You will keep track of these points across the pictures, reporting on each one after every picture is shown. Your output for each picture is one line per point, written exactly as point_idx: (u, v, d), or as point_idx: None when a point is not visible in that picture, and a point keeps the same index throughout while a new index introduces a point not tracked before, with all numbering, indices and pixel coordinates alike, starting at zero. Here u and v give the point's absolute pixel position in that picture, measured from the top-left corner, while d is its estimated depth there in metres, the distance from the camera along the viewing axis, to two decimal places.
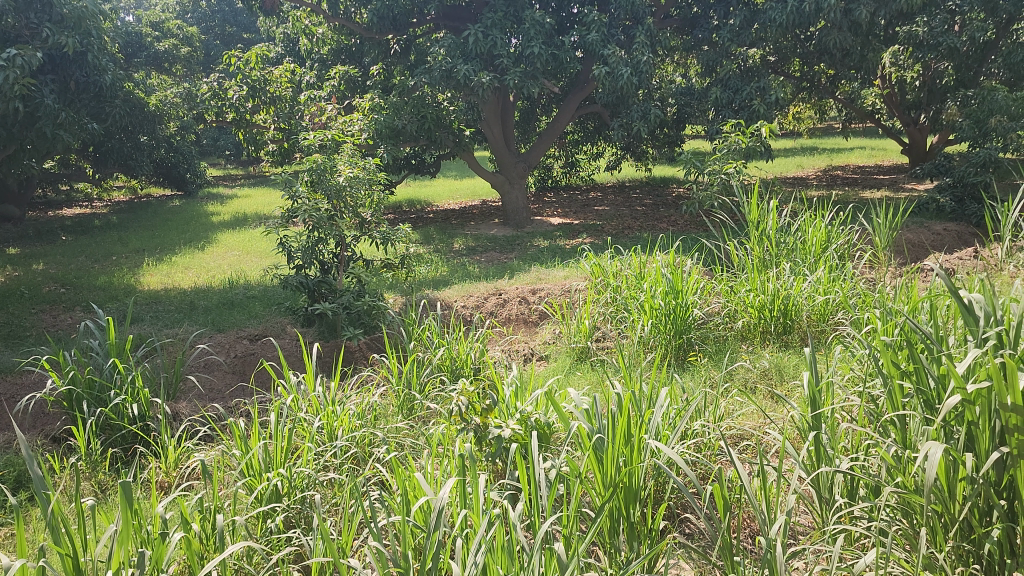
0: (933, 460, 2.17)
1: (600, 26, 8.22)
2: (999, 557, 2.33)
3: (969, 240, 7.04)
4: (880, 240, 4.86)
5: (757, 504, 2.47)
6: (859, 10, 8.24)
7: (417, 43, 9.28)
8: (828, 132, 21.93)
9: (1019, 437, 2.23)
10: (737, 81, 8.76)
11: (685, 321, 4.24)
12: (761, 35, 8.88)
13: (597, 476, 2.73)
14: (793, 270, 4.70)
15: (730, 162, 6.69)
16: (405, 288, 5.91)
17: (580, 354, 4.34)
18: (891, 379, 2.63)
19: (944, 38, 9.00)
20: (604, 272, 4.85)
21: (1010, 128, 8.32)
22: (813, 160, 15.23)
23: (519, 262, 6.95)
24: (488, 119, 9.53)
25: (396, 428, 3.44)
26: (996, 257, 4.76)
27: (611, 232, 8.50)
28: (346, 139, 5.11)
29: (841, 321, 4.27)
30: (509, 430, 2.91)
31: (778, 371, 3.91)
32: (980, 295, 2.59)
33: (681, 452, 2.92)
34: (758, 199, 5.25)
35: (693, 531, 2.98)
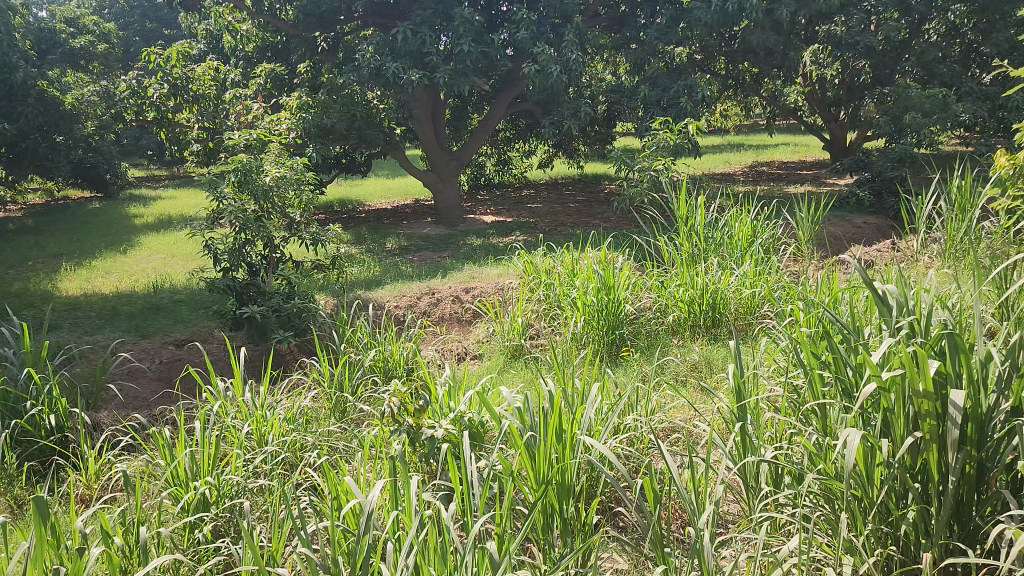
0: (851, 447, 2.25)
1: (528, 24, 8.26)
2: (914, 538, 2.42)
3: (888, 232, 7.30)
4: (804, 233, 5.00)
5: (686, 496, 2.52)
6: (780, 10, 8.46)
7: (345, 40, 9.16)
8: (754, 129, 22.44)
9: (932, 423, 2.32)
10: (665, 80, 8.90)
11: (617, 316, 4.31)
12: (687, 34, 9.05)
13: (529, 473, 2.75)
14: (721, 265, 4.79)
15: (659, 159, 6.80)
16: (336, 289, 5.83)
17: (513, 351, 4.34)
18: (811, 369, 2.71)
19: (861, 37, 9.30)
20: (537, 270, 4.87)
21: (923, 124, 8.69)
22: (740, 156, 15.57)
23: (451, 261, 6.92)
24: (419, 117, 9.46)
25: (329, 431, 3.40)
26: (912, 248, 4.95)
27: (545, 229, 8.55)
28: (272, 138, 5.01)
29: (768, 314, 4.38)
30: (442, 431, 2.91)
31: (708, 363, 3.99)
32: (893, 286, 2.69)
33: (612, 447, 2.96)
34: (686, 194, 5.33)
35: (625, 524, 3.02)
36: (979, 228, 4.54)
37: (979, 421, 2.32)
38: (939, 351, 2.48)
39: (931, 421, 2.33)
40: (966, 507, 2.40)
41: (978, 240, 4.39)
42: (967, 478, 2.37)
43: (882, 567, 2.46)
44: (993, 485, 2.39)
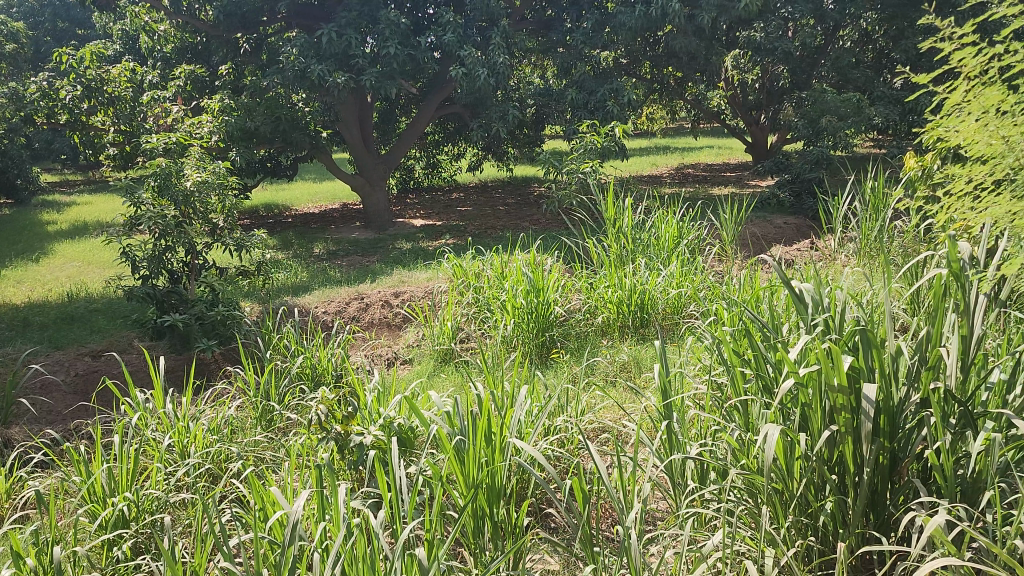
0: (770, 441, 2.31)
1: (455, 27, 8.26)
2: (833, 528, 2.50)
3: (807, 232, 7.55)
4: (728, 234, 5.12)
5: (614, 494, 2.54)
6: (701, 16, 8.66)
7: (269, 41, 8.99)
8: (679, 132, 22.94)
9: (847, 416, 2.41)
10: (592, 83, 9.00)
11: (547, 318, 4.34)
12: (612, 38, 9.18)
13: (459, 477, 2.74)
14: (648, 266, 4.86)
15: (586, 161, 6.88)
16: (262, 296, 5.73)
17: (443, 355, 4.32)
18: (733, 367, 2.78)
19: (779, 43, 9.57)
20: (466, 273, 4.86)
21: (839, 127, 9.01)
22: (667, 158, 15.86)
23: (380, 265, 6.86)
24: (347, 120, 9.34)
25: (255, 441, 3.33)
26: (828, 247, 5.11)
27: (474, 232, 8.57)
28: (192, 141, 4.89)
29: (694, 313, 4.46)
30: (371, 437, 2.88)
31: (636, 363, 4.04)
32: (808, 284, 2.79)
33: (542, 449, 2.97)
34: (613, 196, 5.39)
35: (556, 525, 3.03)
36: (891, 228, 4.72)
37: (891, 413, 2.42)
38: (852, 346, 2.58)
39: (846, 415, 2.42)
40: (880, 496, 2.50)
41: (890, 239, 4.57)
42: (881, 469, 2.46)
43: (803, 557, 2.53)
44: (905, 474, 2.49)
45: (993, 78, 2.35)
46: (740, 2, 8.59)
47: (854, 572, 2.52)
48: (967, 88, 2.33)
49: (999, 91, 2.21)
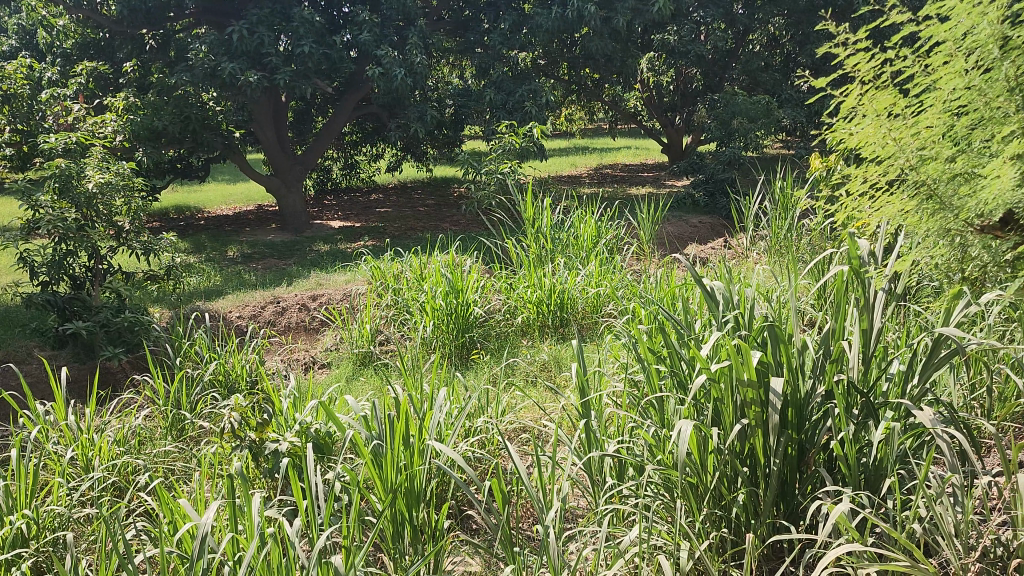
0: (682, 436, 2.36)
1: (371, 26, 8.17)
2: (745, 518, 2.56)
3: (721, 231, 7.73)
4: (645, 232, 5.21)
5: (533, 494, 2.55)
6: (617, 19, 8.80)
7: (176, 38, 8.72)
8: (596, 133, 23.28)
9: (756, 409, 2.49)
10: (510, 84, 9.06)
11: (467, 319, 4.34)
12: (529, 39, 9.24)
13: (377, 482, 2.70)
14: (567, 266, 4.89)
15: (505, 162, 6.91)
16: (172, 301, 5.54)
17: (362, 358, 4.27)
18: (648, 364, 2.83)
19: (692, 46, 9.81)
20: (385, 274, 4.81)
21: (749, 129, 9.29)
22: (586, 159, 16.04)
23: (296, 268, 6.73)
24: (262, 120, 9.13)
25: (164, 452, 3.22)
26: (741, 245, 5.25)
27: (394, 233, 8.49)
28: (94, 141, 4.70)
29: (612, 312, 4.51)
30: (287, 443, 2.82)
31: (556, 362, 4.06)
32: (719, 282, 2.86)
33: (462, 450, 2.96)
34: (532, 196, 5.41)
35: (476, 526, 3.02)
36: (799, 226, 4.88)
37: (799, 405, 2.51)
38: (761, 342, 2.66)
39: (756, 409, 2.49)
40: (790, 486, 2.57)
41: (798, 237, 4.72)
42: (789, 460, 2.55)
43: (717, 549, 2.58)
44: (812, 464, 2.58)
45: (884, 82, 2.47)
46: (653, 6, 8.77)
47: (765, 561, 2.59)
48: (860, 92, 2.44)
49: (890, 95, 2.33)
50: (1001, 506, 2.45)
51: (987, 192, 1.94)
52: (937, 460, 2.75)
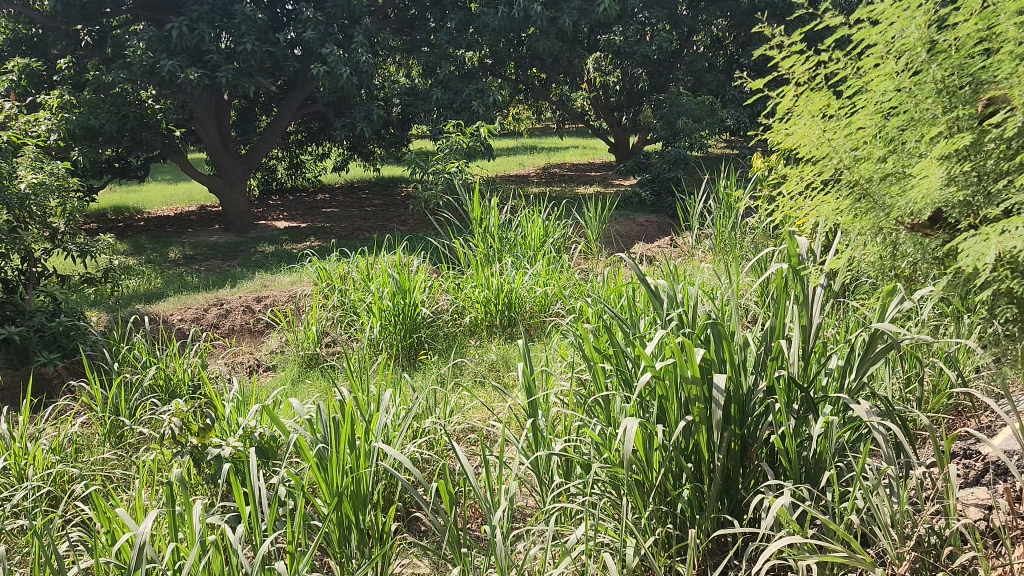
0: (628, 433, 2.38)
1: (315, 24, 8.08)
2: (690, 514, 2.59)
3: (667, 230, 7.83)
4: (592, 232, 5.23)
5: (481, 494, 2.54)
6: (563, 19, 8.87)
7: (113, 35, 8.51)
8: (544, 132, 23.39)
9: (700, 406, 2.52)
10: (457, 83, 9.05)
11: (414, 320, 4.33)
12: (476, 38, 9.25)
13: (322, 485, 2.66)
14: (515, 265, 4.89)
15: (452, 162, 6.90)
16: (110, 304, 5.40)
17: (308, 360, 4.22)
18: (594, 363, 2.85)
19: (638, 47, 9.93)
20: (331, 275, 4.77)
21: (694, 129, 9.43)
22: (533, 158, 16.11)
23: (241, 270, 6.62)
24: (204, 119, 8.96)
25: (101, 459, 3.14)
26: (686, 244, 5.32)
27: (341, 234, 8.41)
28: (26, 140, 4.57)
29: (560, 311, 4.53)
30: (229, 448, 2.76)
31: (504, 361, 4.07)
32: (662, 280, 2.90)
33: (408, 452, 2.94)
34: (479, 196, 5.40)
35: (423, 527, 3.01)
36: (742, 224, 4.96)
37: (740, 401, 2.56)
38: (704, 339, 2.70)
39: (699, 406, 2.52)
40: (733, 481, 2.61)
41: (740, 236, 4.80)
42: (732, 455, 2.59)
43: (663, 544, 2.61)
44: (755, 459, 2.62)
45: (819, 83, 2.51)
46: (599, 7, 8.85)
47: (710, 555, 2.62)
48: (795, 93, 2.48)
49: (824, 97, 2.36)
50: (933, 496, 2.52)
51: (915, 192, 1.98)
52: (874, 452, 2.82)
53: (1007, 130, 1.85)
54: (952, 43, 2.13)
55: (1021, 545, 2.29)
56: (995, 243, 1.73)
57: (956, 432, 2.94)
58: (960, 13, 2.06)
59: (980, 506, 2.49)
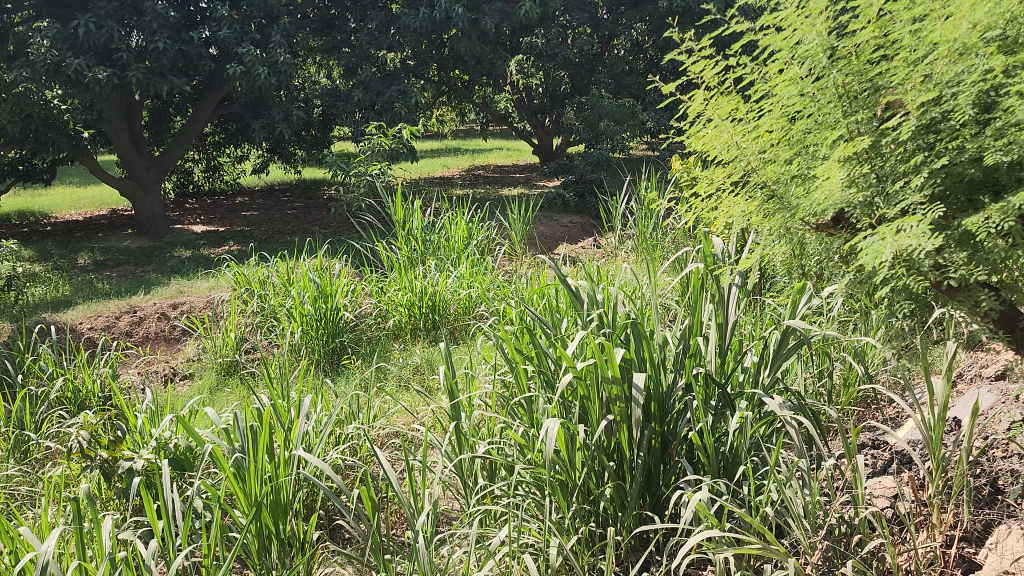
0: (551, 434, 2.38)
1: (231, 23, 7.89)
2: (613, 512, 2.62)
3: (591, 230, 7.93)
4: (515, 233, 5.25)
5: (404, 499, 2.51)
6: (484, 21, 8.90)
7: (14, 31, 8.13)
8: (469, 134, 23.43)
9: (620, 405, 2.56)
10: (378, 84, 8.98)
11: (336, 324, 4.27)
12: (398, 39, 9.20)
13: (240, 496, 2.59)
14: (438, 268, 4.87)
15: (374, 163, 6.83)
16: (12, 314, 5.16)
17: (227, 368, 4.12)
18: (516, 364, 2.85)
19: (559, 50, 10.04)
20: (249, 280, 4.66)
21: (615, 131, 9.57)
22: (459, 160, 16.09)
23: (155, 275, 6.41)
24: (114, 119, 8.62)
25: (5, 477, 2.99)
26: (608, 244, 5.38)
27: (260, 237, 8.24)
28: None
29: (484, 313, 4.53)
30: (142, 461, 2.67)
31: (429, 364, 4.05)
32: (582, 281, 2.93)
33: (329, 458, 2.88)
34: (401, 198, 5.34)
35: (347, 535, 2.96)
36: (662, 225, 5.05)
37: (659, 398, 2.60)
38: (623, 339, 2.73)
39: (620, 404, 2.55)
40: (654, 478, 2.66)
41: (659, 237, 4.88)
42: (653, 452, 2.63)
43: (586, 543, 2.62)
44: (674, 455, 2.67)
45: (728, 88, 2.56)
46: (520, 9, 8.91)
47: (632, 551, 2.65)
48: (704, 97, 2.53)
49: (732, 101, 2.41)
50: (843, 486, 2.61)
51: (819, 195, 2.03)
52: (787, 445, 2.91)
53: (903, 133, 1.92)
54: (850, 49, 2.18)
55: (924, 530, 2.40)
56: (891, 243, 1.80)
57: (864, 424, 3.06)
58: (858, 20, 2.12)
59: (886, 495, 2.59)
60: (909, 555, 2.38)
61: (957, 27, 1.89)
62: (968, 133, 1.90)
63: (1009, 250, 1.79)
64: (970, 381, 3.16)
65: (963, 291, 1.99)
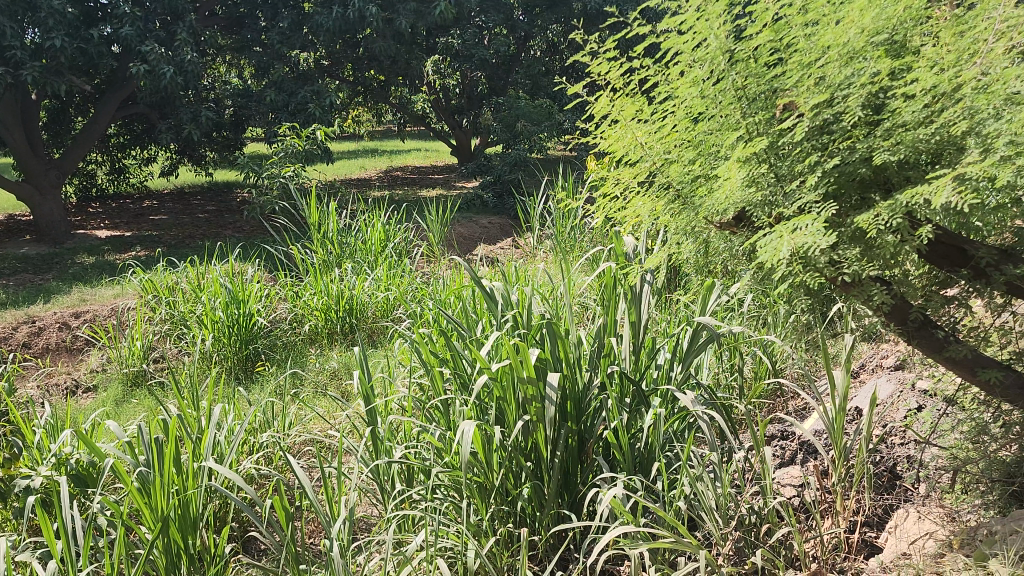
0: (467, 435, 2.36)
1: (133, 20, 7.62)
2: (532, 512, 2.62)
3: (510, 231, 7.97)
4: (433, 235, 5.22)
5: (319, 507, 2.46)
6: (399, 21, 8.86)
7: None
8: (387, 135, 23.26)
9: (536, 405, 2.56)
10: (291, 84, 8.82)
11: (250, 330, 4.17)
12: (311, 38, 9.06)
13: (146, 511, 2.49)
14: (355, 270, 4.80)
15: (288, 165, 6.70)
16: None
17: (134, 378, 3.98)
18: (432, 367, 2.83)
19: (476, 50, 10.16)
20: (157, 287, 4.51)
21: (532, 132, 9.63)
22: (377, 160, 15.94)
23: (55, 283, 6.14)
24: (8, 121, 8.18)
25: None
26: (527, 244, 5.41)
27: (169, 242, 7.99)
28: None
29: (402, 316, 4.49)
30: (39, 478, 2.53)
31: (346, 369, 4.00)
32: (497, 282, 2.92)
33: (241, 469, 2.80)
34: (315, 200, 5.25)
35: (261, 547, 2.89)
36: (578, 225, 5.11)
37: (575, 398, 2.63)
38: (539, 339, 2.75)
39: (536, 404, 2.56)
40: (572, 476, 2.67)
41: (575, 238, 4.93)
42: (569, 451, 2.65)
43: (505, 545, 2.62)
44: (591, 453, 2.69)
45: (632, 89, 2.60)
46: (434, 9, 8.90)
47: (550, 550, 2.66)
48: (610, 98, 2.54)
49: (636, 102, 2.43)
50: (753, 478, 2.68)
51: (721, 194, 2.07)
52: (700, 439, 2.98)
53: (797, 134, 1.98)
54: (749, 52, 2.23)
55: (829, 516, 2.48)
56: (788, 240, 1.86)
57: (773, 416, 3.15)
58: (755, 23, 2.18)
59: (793, 484, 2.68)
60: (814, 542, 2.45)
61: (846, 31, 1.98)
62: (858, 134, 1.99)
63: (898, 246, 1.88)
64: (871, 371, 3.29)
65: (857, 286, 2.07)
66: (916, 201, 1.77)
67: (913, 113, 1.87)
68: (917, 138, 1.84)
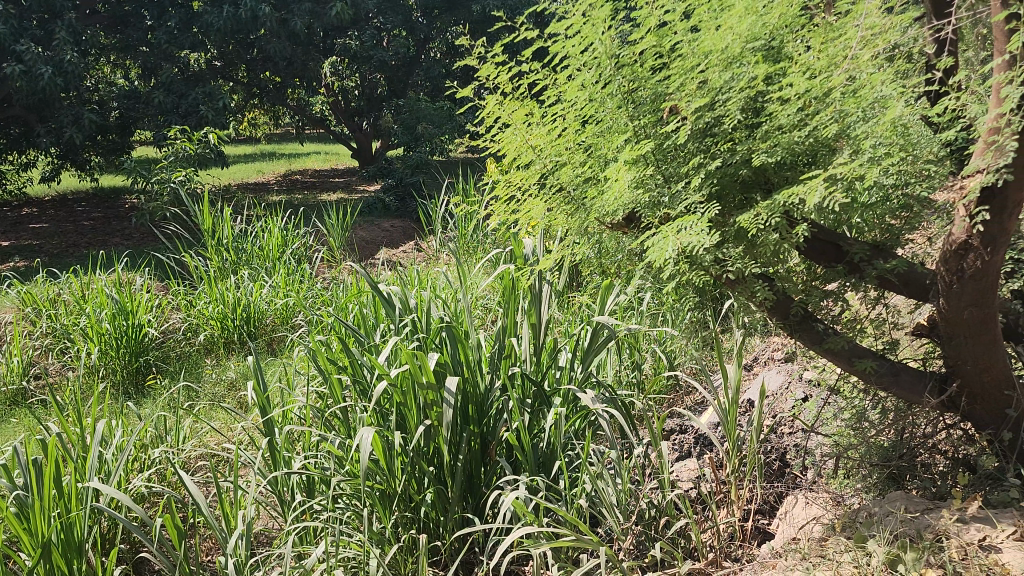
0: (367, 442, 2.32)
1: (5, 17, 7.22)
2: (435, 516, 2.61)
3: (413, 234, 7.90)
4: (333, 240, 5.13)
5: (215, 523, 2.38)
6: (293, 21, 8.69)
7: None
8: (287, 138, 22.75)
9: (437, 409, 2.55)
10: (181, 86, 8.53)
11: (140, 343, 4.02)
12: (201, 37, 8.78)
13: (25, 536, 2.35)
14: (252, 277, 4.68)
15: (178, 170, 6.46)
16: None
17: (13, 397, 3.78)
18: (330, 374, 2.77)
19: (375, 51, 10.17)
20: (37, 299, 4.28)
21: (433, 134, 9.59)
22: (276, 164, 15.58)
23: None
24: None
25: None
26: (429, 247, 5.38)
27: (50, 252, 7.59)
28: None
29: (301, 322, 4.40)
30: None
31: (242, 379, 3.88)
32: (394, 286, 2.89)
33: (131, 488, 2.68)
34: (209, 206, 5.08)
35: (155, 566, 2.78)
36: (479, 226, 5.11)
37: (475, 400, 2.63)
38: (438, 343, 2.73)
39: (436, 409, 2.54)
40: (475, 479, 2.67)
41: (477, 241, 4.93)
42: (472, 454, 2.64)
43: (408, 551, 2.59)
44: (494, 455, 2.70)
45: (522, 93, 2.60)
46: (330, 10, 8.79)
47: (455, 553, 2.65)
48: (500, 102, 2.53)
49: (525, 105, 2.43)
50: (652, 472, 2.74)
51: (610, 196, 2.11)
52: (599, 437, 3.03)
53: (681, 137, 2.04)
54: (634, 57, 2.27)
55: (725, 507, 2.53)
56: (673, 240, 1.91)
57: (670, 412, 3.24)
58: (639, 29, 2.22)
59: (690, 478, 2.76)
60: (711, 532, 2.51)
61: (724, 37, 2.04)
62: (738, 137, 2.06)
63: (777, 244, 1.95)
64: (763, 365, 3.43)
65: (741, 283, 2.14)
66: (792, 200, 1.86)
67: (788, 116, 1.95)
68: (793, 141, 1.93)
